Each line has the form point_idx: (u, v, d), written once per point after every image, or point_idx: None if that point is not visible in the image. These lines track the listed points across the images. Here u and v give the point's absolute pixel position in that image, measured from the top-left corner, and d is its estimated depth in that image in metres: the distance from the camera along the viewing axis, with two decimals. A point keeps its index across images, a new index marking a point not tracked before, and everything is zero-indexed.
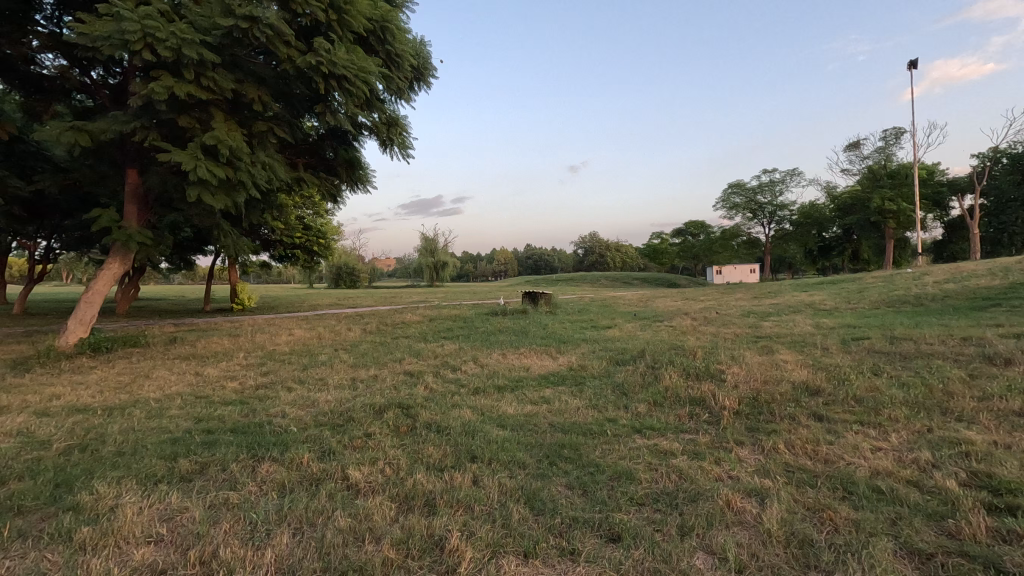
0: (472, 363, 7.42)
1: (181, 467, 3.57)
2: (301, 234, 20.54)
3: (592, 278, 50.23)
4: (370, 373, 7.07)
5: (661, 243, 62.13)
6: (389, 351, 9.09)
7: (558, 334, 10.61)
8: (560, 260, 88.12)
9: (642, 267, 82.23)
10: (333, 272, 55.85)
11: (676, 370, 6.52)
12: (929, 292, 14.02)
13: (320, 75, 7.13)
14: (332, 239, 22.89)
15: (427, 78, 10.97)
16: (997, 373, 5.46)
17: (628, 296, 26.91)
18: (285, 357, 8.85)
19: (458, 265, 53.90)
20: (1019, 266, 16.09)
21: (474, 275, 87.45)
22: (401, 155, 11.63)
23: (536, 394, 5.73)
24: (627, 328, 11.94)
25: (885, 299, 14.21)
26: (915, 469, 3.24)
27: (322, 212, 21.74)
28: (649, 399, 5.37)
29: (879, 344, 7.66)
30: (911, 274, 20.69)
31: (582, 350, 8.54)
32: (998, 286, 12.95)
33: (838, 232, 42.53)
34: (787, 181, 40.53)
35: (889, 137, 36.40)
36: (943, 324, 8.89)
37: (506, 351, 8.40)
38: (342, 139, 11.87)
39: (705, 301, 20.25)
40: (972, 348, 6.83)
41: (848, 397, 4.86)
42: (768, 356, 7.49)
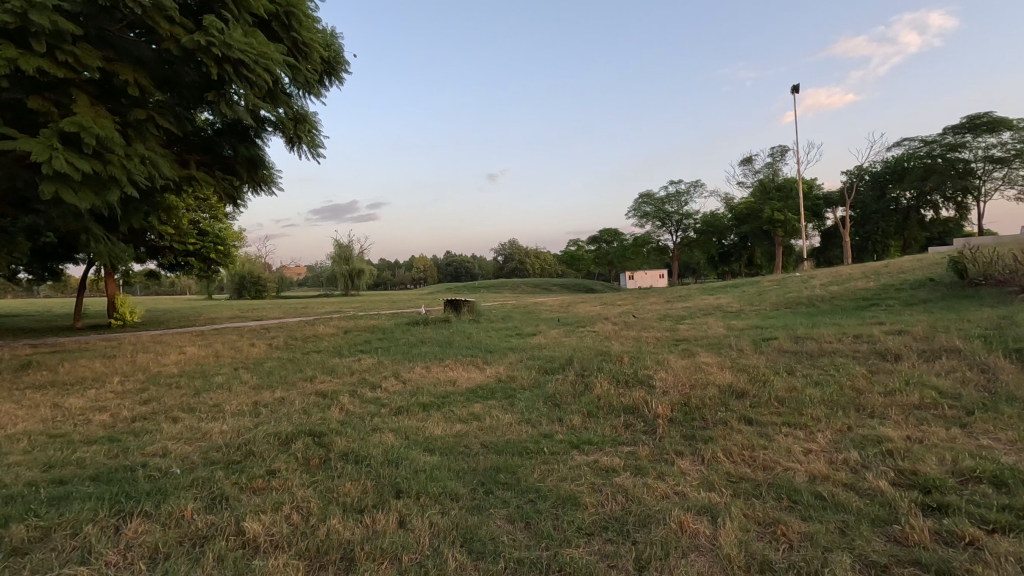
0: (393, 379, 6.87)
1: (11, 538, 2.75)
2: (196, 240, 18.54)
3: (512, 284, 50.55)
4: (276, 395, 6.28)
5: (578, 250, 64.08)
6: (298, 369, 8.23)
7: (483, 343, 10.27)
8: (480, 267, 88.12)
9: (560, 273, 84.39)
10: (235, 282, 51.48)
11: (606, 377, 6.43)
12: (818, 294, 15.43)
13: (212, 58, 6.26)
14: (233, 245, 20.92)
15: (339, 73, 10.26)
16: (892, 369, 5.91)
17: (549, 301, 27.23)
18: (172, 380, 7.69)
19: (375, 273, 51.93)
20: (886, 269, 18.26)
21: (392, 284, 84.90)
22: (310, 154, 10.75)
23: (465, 410, 5.34)
24: (552, 335, 11.88)
25: (782, 301, 15.43)
26: (848, 472, 3.26)
27: (221, 216, 19.79)
28: (582, 410, 5.19)
29: (786, 344, 8.14)
30: (800, 278, 22.83)
31: (509, 360, 8.26)
32: (873, 287, 14.53)
33: (735, 239, 46.28)
34: (691, 192, 43.47)
35: (776, 154, 40.29)
36: (836, 324, 9.68)
37: (429, 364, 7.92)
38: (241, 135, 10.75)
39: (623, 306, 20.93)
40: (865, 345, 7.43)
41: (771, 398, 4.98)
42: (689, 360, 7.66)
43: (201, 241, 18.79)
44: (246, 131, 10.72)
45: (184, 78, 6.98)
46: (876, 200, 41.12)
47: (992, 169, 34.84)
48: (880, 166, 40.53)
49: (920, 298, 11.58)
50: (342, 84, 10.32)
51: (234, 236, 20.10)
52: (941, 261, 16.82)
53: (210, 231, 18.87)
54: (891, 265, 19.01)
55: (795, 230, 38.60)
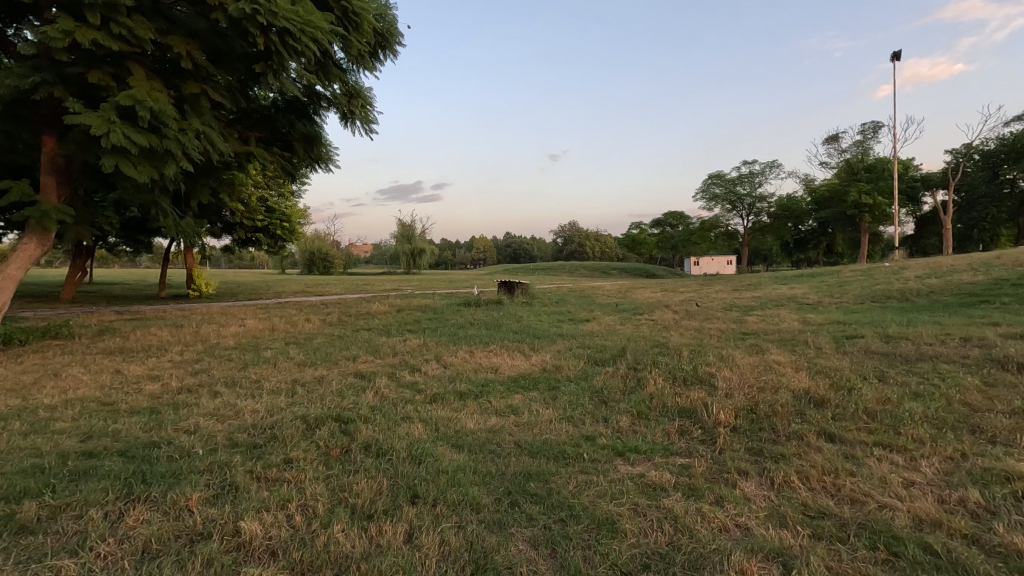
0: (434, 363, 6.63)
1: (21, 516, 2.67)
2: (264, 217, 19.31)
3: (570, 267, 49.69)
4: (316, 374, 6.20)
5: (640, 233, 61.87)
6: (344, 347, 8.21)
7: (532, 328, 9.86)
8: (539, 249, 87.55)
9: (620, 257, 82.34)
10: (305, 258, 54.04)
11: (662, 373, 5.84)
12: (912, 287, 13.73)
13: (258, 28, 6.13)
14: (298, 222, 21.67)
15: (394, 47, 10.05)
16: (1015, 382, 4.93)
17: (606, 285, 26.35)
18: (226, 352, 7.88)
19: (435, 252, 52.76)
20: (998, 261, 16.01)
21: (452, 263, 86.24)
22: (364, 131, 10.63)
23: (503, 402, 4.97)
24: (606, 321, 11.28)
25: (867, 294, 13.87)
26: (966, 518, 2.59)
27: (287, 194, 20.48)
28: (631, 409, 4.67)
29: (875, 344, 7.13)
30: (889, 268, 20.61)
31: (557, 347, 7.81)
32: (981, 281, 12.71)
33: (814, 225, 42.80)
34: (766, 173, 40.45)
35: (868, 131, 36.52)
36: (937, 322, 8.43)
37: (474, 348, 7.62)
38: (300, 112, 10.84)
39: (685, 292, 19.75)
40: (976, 350, 6.34)
41: (858, 410, 4.24)
42: (758, 357, 6.88)
43: (269, 218, 19.56)
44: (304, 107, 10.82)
45: (235, 51, 6.93)
46: (986, 182, 36.40)
47: None
48: (993, 144, 35.73)
49: None
50: (396, 58, 10.09)
51: (299, 214, 20.77)
52: None
53: (277, 208, 19.58)
54: (1005, 257, 16.60)
55: (886, 215, 35.03)
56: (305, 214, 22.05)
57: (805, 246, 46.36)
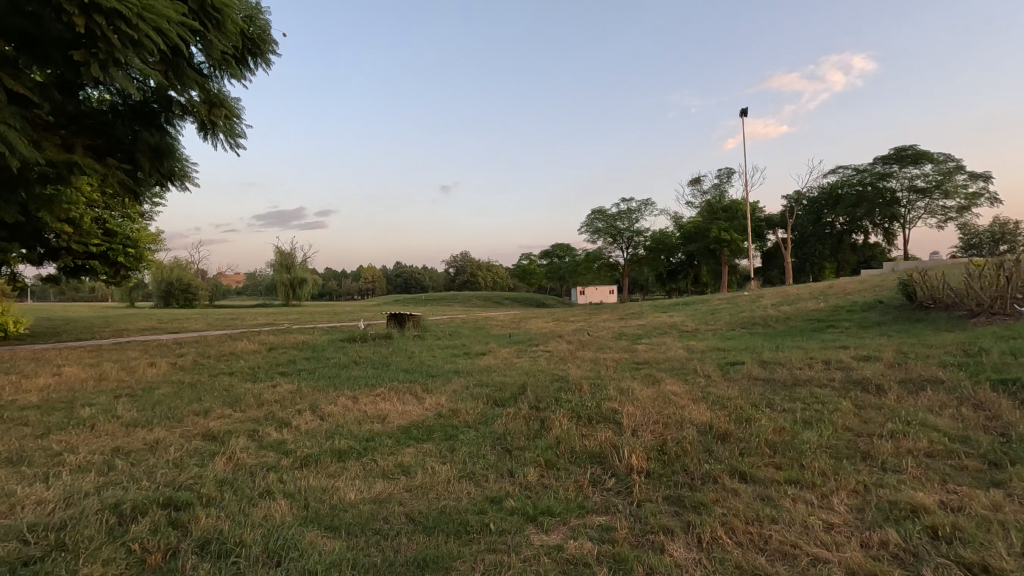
0: (308, 413, 5.64)
1: None
2: (101, 241, 16.29)
3: (463, 297, 49.26)
4: (148, 438, 4.91)
5: (530, 264, 63.67)
6: (196, 397, 6.82)
7: (425, 365, 9.13)
8: (430, 279, 86.23)
9: (511, 287, 83.97)
10: (160, 289, 47.32)
11: (566, 412, 5.50)
12: (771, 314, 15.29)
13: (77, 6, 4.98)
14: (148, 248, 18.68)
15: (266, 55, 9.05)
16: (881, 403, 5.31)
17: (499, 316, 26.24)
18: (24, 412, 6.09)
19: (318, 282, 49.29)
20: (832, 290, 18.56)
21: (337, 294, 81.47)
22: (228, 145, 9.30)
23: (391, 461, 4.23)
24: (502, 355, 10.91)
25: (735, 321, 15.18)
26: (894, 565, 2.45)
27: (135, 215, 17.62)
28: (538, 458, 4.21)
29: (755, 370, 7.52)
30: (748, 296, 23.08)
31: (453, 387, 7.18)
32: (824, 308, 14.51)
33: (683, 258, 47.29)
34: (642, 210, 44.06)
35: (723, 176, 41.57)
36: (800, 347, 9.25)
37: (358, 392, 6.71)
38: (148, 120, 9.27)
39: (576, 322, 20.22)
40: (839, 373, 6.90)
41: (760, 444, 4.21)
42: (655, 388, 6.88)
43: (107, 242, 16.55)
44: (154, 116, 9.33)
45: (46, 33, 5.61)
46: (813, 224, 43.12)
47: (917, 199, 37.16)
48: (816, 192, 42.56)
49: (873, 320, 11.47)
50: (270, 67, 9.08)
51: (149, 238, 17.89)
52: (884, 283, 17.18)
53: (119, 231, 16.66)
54: (836, 287, 19.34)
55: (740, 250, 39.74)
56: (158, 239, 19.10)
57: (676, 277, 50.97)
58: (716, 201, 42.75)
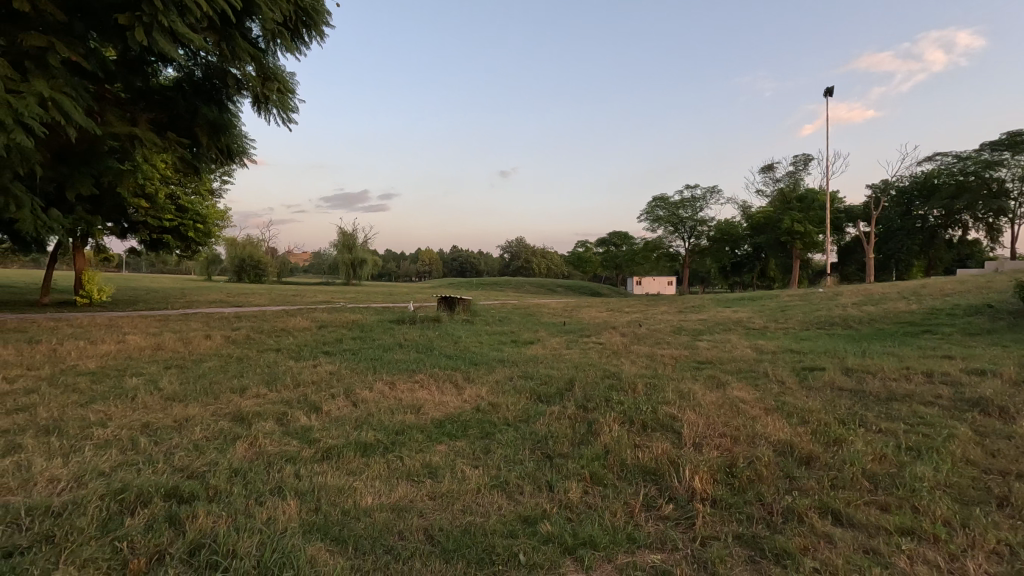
0: (342, 398, 5.37)
1: None
2: (173, 216, 17.08)
3: (515, 283, 49.00)
4: (180, 414, 4.79)
5: (586, 252, 62.40)
6: (238, 373, 6.76)
7: (469, 352, 8.75)
8: (485, 264, 86.70)
9: (565, 274, 82.96)
10: (234, 264, 50.29)
11: (616, 416, 4.90)
12: (852, 314, 13.79)
13: None
14: (217, 225, 19.52)
15: (320, 27, 8.83)
16: (1010, 431, 4.35)
17: (551, 304, 25.69)
18: (78, 379, 6.23)
19: (376, 263, 50.62)
20: (925, 291, 16.57)
21: (395, 275, 83.77)
22: (281, 120, 9.24)
23: (419, 461, 3.83)
24: (551, 344, 10.38)
25: (810, 320, 13.83)
26: None
27: (205, 193, 18.40)
28: (583, 470, 3.67)
29: (839, 378, 6.57)
30: (824, 293, 21.20)
31: (495, 378, 6.73)
32: (918, 310, 12.88)
33: (749, 249, 44.56)
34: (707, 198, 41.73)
35: (799, 163, 38.51)
36: (892, 354, 8.09)
37: (395, 378, 6.40)
38: (207, 95, 9.35)
39: (632, 313, 19.31)
40: (947, 389, 5.85)
41: (857, 475, 3.45)
42: (720, 392, 6.13)
43: (180, 217, 17.34)
44: (215, 91, 9.38)
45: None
46: (901, 216, 39.23)
47: None
48: (908, 181, 38.57)
49: (982, 327, 9.96)
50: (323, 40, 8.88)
51: (217, 215, 18.62)
52: (991, 284, 15.10)
53: (190, 207, 17.40)
54: (930, 286, 17.29)
55: (815, 243, 36.81)
56: (226, 216, 19.89)
57: (741, 269, 48.22)
58: (790, 189, 39.76)
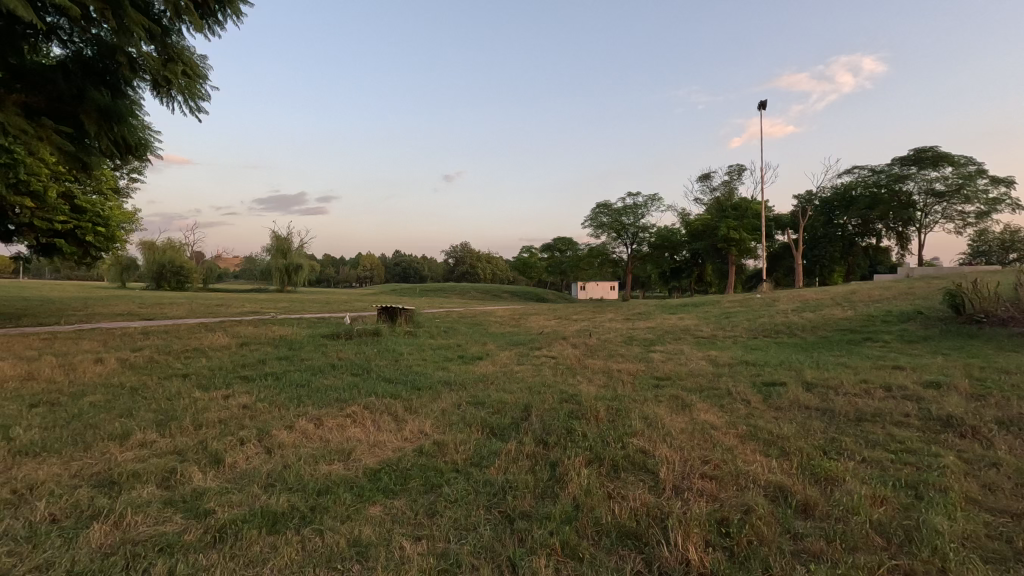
0: (251, 445, 4.39)
1: None
2: (67, 217, 14.95)
3: (461, 289, 47.97)
4: (25, 478, 3.66)
5: (531, 257, 62.42)
6: (125, 411, 5.56)
7: (412, 373, 7.88)
8: (429, 268, 84.93)
9: (511, 279, 82.78)
10: (152, 271, 46.08)
11: (583, 456, 4.26)
12: (794, 321, 14.05)
13: None
14: (122, 229, 17.39)
15: (236, 5, 7.70)
16: (994, 457, 4.09)
17: (498, 311, 25.05)
18: None
19: (314, 269, 48.05)
20: (856, 296, 17.32)
21: (334, 281, 80.35)
22: (188, 109, 8.00)
23: (344, 537, 2.99)
24: (501, 360, 9.69)
25: (754, 327, 13.97)
26: None
27: (108, 192, 16.32)
28: (552, 539, 2.98)
29: (803, 396, 6.29)
30: (762, 299, 21.87)
31: (441, 408, 5.93)
32: (855, 316, 13.28)
33: (687, 255, 46.05)
34: (649, 205, 42.72)
35: (733, 173, 40.21)
36: (845, 366, 8.03)
37: (323, 412, 5.46)
38: (99, 78, 7.99)
39: (580, 321, 18.99)
40: (912, 406, 5.67)
41: (867, 530, 2.97)
42: (687, 416, 5.67)
43: (75, 219, 15.20)
44: (108, 74, 8.01)
45: None
46: (824, 225, 41.87)
47: (934, 202, 35.83)
48: (829, 192, 41.16)
49: (918, 334, 10.25)
50: (240, 19, 7.76)
51: (123, 217, 16.55)
52: (914, 291, 15.94)
53: (88, 208, 15.30)
54: (860, 292, 18.10)
55: (749, 250, 38.48)
56: (135, 219, 17.75)
57: (680, 275, 49.77)
58: (725, 198, 41.42)
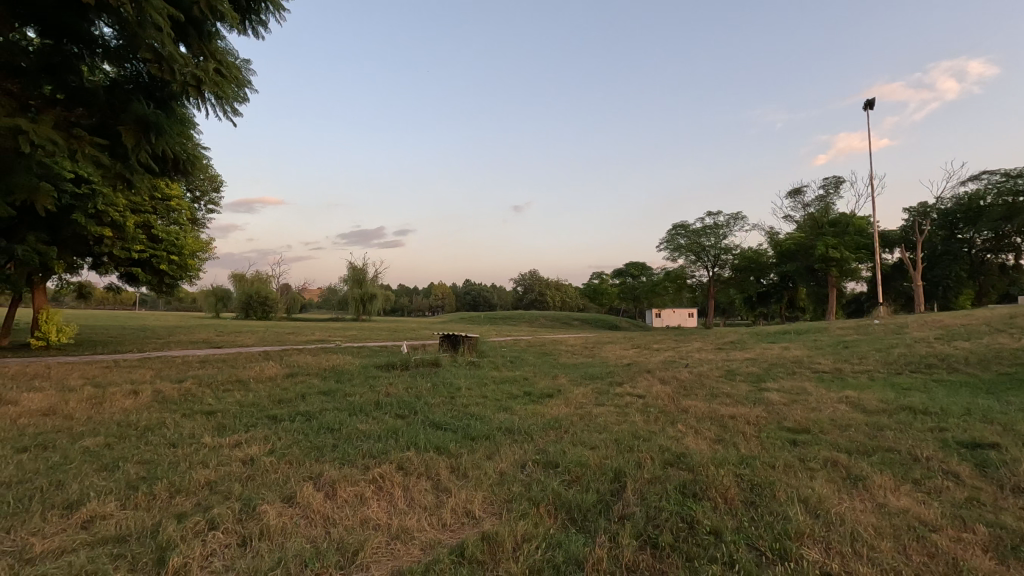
0: (225, 531, 3.05)
1: None
2: (144, 247, 15.19)
3: (530, 316, 46.47)
4: None
5: (602, 284, 60.15)
6: (111, 461, 4.49)
7: (466, 415, 6.41)
8: (499, 297, 84.85)
9: (582, 307, 80.53)
10: (241, 301, 48.82)
11: None
12: (947, 352, 11.17)
13: None
14: (197, 258, 17.67)
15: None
16: None
17: (568, 339, 23.25)
18: None
19: (387, 298, 48.86)
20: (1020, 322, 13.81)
21: (408, 310, 82.27)
22: (224, 113, 7.30)
23: None
24: (574, 398, 8.02)
25: (891, 359, 11.25)
26: None
27: (184, 222, 16.64)
28: None
29: None
30: (884, 325, 18.46)
31: (499, 470, 4.37)
32: None
33: (775, 278, 41.94)
34: (731, 225, 39.40)
35: (830, 186, 36.15)
36: None
37: (344, 474, 4.08)
38: (149, 91, 7.68)
39: (663, 351, 16.81)
40: None
41: None
42: (869, 499, 3.72)
43: (152, 248, 15.45)
44: (158, 89, 7.69)
45: None
46: (944, 241, 36.43)
47: None
48: (949, 203, 35.76)
49: None
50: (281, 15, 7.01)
51: (197, 246, 16.73)
52: None
53: (164, 237, 15.55)
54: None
55: (853, 270, 34.07)
56: (209, 247, 18.01)
57: (768, 300, 45.43)
58: (821, 214, 37.30)
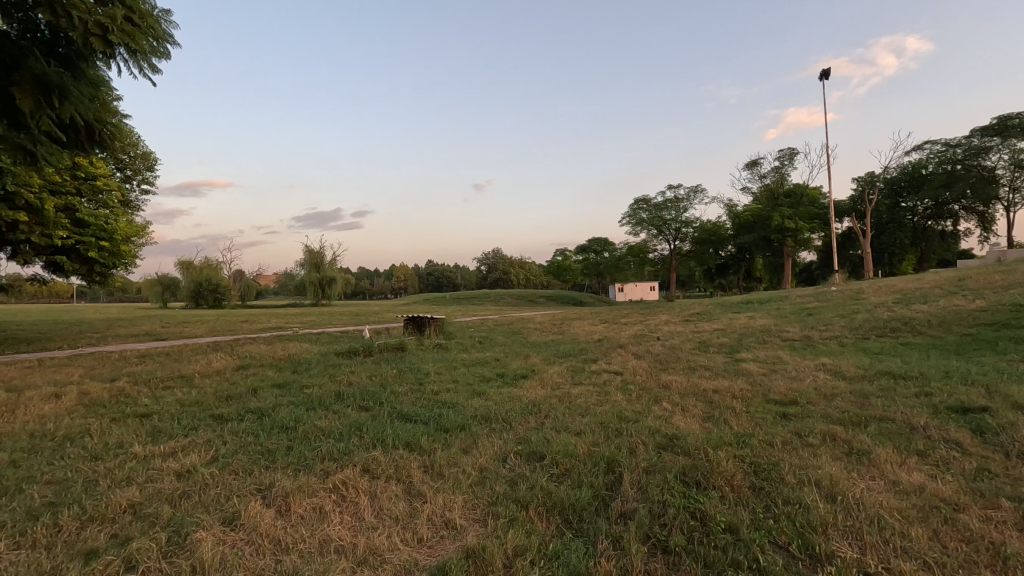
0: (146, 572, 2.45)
1: None
2: (67, 233, 13.66)
3: (496, 296, 45.97)
4: None
5: (566, 260, 60.13)
6: (12, 485, 3.74)
7: (437, 404, 5.88)
8: (462, 277, 83.91)
9: (546, 284, 80.64)
10: (189, 290, 46.18)
11: None
12: (908, 315, 11.40)
13: None
14: (132, 244, 16.16)
15: None
16: None
17: (536, 317, 22.90)
18: None
19: (347, 282, 47.29)
20: (970, 283, 14.33)
21: (370, 294, 80.38)
22: (140, 71, 6.33)
23: None
24: (550, 378, 7.61)
25: (856, 325, 11.40)
26: None
27: (113, 204, 15.09)
28: None
29: None
30: (842, 291, 18.96)
31: (478, 466, 3.89)
32: (990, 307, 10.55)
33: (734, 250, 42.90)
34: (691, 198, 39.81)
35: (785, 158, 36.91)
36: None
37: (299, 482, 3.51)
38: (51, 47, 6.63)
39: (632, 326, 16.68)
40: None
41: None
42: (880, 477, 3.46)
43: (77, 234, 13.95)
44: (62, 46, 6.65)
45: None
46: (889, 209, 38.01)
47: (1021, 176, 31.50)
48: (895, 172, 37.19)
49: None
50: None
51: (130, 231, 15.24)
52: None
53: (91, 221, 14.03)
54: (971, 278, 15.11)
55: (807, 240, 35.11)
56: (145, 232, 16.52)
57: (726, 271, 46.53)
58: (777, 186, 38.13)
